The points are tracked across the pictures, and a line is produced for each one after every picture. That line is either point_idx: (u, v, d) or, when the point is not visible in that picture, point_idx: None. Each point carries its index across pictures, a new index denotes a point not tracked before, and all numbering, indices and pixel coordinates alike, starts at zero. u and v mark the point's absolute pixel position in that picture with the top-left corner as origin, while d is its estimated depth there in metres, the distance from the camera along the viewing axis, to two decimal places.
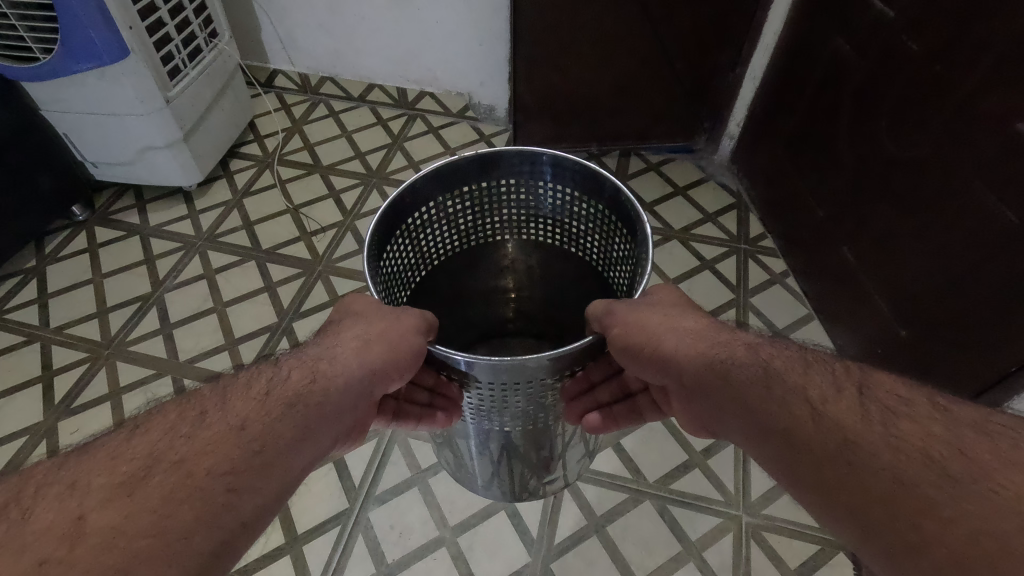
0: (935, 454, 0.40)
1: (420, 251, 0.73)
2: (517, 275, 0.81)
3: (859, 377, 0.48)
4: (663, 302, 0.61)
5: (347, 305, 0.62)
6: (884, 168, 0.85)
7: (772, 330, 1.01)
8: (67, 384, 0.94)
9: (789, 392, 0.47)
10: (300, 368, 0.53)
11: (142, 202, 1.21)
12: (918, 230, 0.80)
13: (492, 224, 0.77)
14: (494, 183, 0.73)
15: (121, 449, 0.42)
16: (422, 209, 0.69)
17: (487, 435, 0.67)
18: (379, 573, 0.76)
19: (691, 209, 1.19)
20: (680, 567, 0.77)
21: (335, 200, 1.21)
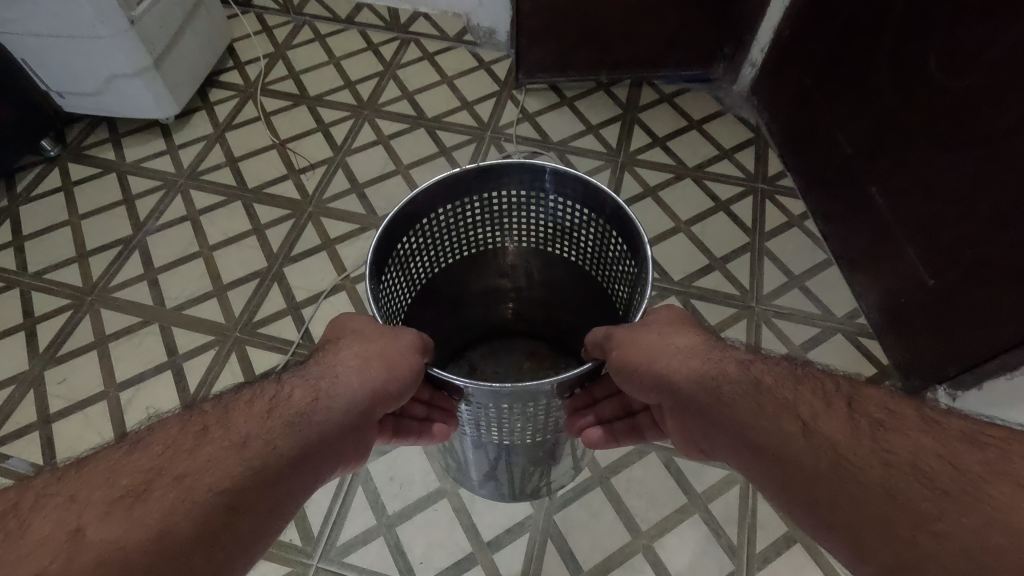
0: (927, 468, 0.38)
1: (417, 273, 0.66)
2: (518, 284, 0.75)
3: (846, 394, 0.45)
4: (661, 321, 0.56)
5: (341, 321, 0.57)
6: (928, 118, 0.77)
7: (788, 277, 0.96)
8: (51, 332, 0.90)
9: (778, 408, 0.45)
10: (290, 385, 0.48)
11: (116, 136, 1.12)
12: (954, 186, 0.74)
13: (496, 238, 0.70)
14: (493, 199, 0.66)
15: (126, 464, 0.39)
16: (422, 223, 0.62)
17: (486, 446, 0.62)
18: (381, 524, 0.75)
19: (706, 144, 1.11)
20: (686, 520, 0.76)
21: (324, 134, 1.12)
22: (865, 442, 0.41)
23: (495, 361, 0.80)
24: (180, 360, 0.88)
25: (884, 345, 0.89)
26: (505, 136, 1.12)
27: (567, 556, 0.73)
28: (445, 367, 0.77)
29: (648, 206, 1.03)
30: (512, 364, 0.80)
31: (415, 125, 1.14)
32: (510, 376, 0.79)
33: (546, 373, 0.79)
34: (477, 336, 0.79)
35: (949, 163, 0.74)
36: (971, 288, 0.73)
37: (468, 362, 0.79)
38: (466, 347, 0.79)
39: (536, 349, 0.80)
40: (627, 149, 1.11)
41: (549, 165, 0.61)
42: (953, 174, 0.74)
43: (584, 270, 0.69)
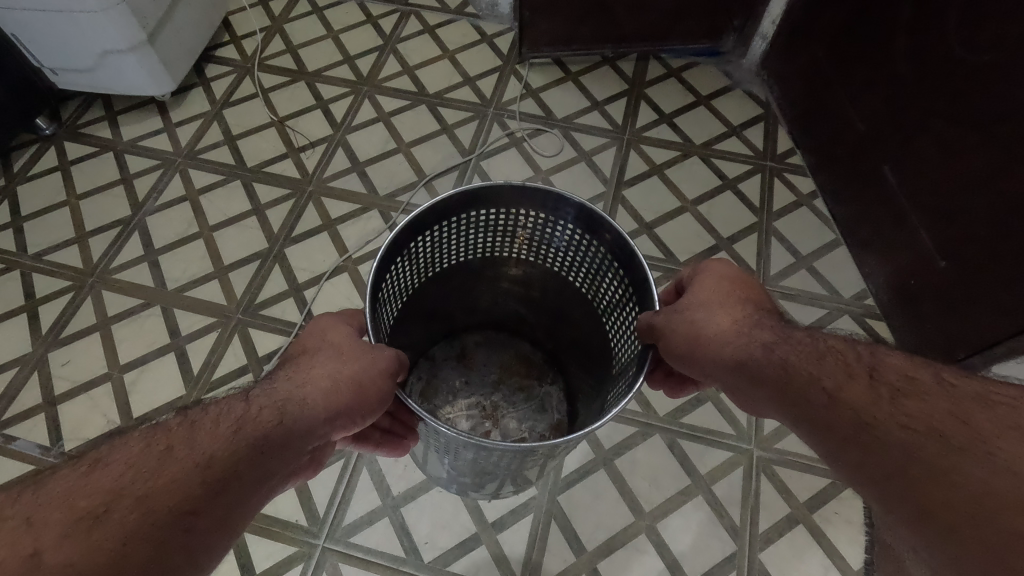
0: (942, 429, 0.37)
1: (428, 266, 0.64)
2: (520, 295, 0.74)
3: (866, 361, 0.44)
4: (701, 296, 0.56)
5: (308, 336, 0.56)
6: (947, 97, 0.74)
7: (796, 257, 0.95)
8: (54, 314, 0.89)
9: (807, 378, 0.45)
10: (249, 401, 0.46)
11: (112, 113, 1.10)
12: (970, 164, 0.72)
13: (512, 252, 0.68)
14: (524, 217, 0.63)
15: (86, 480, 0.37)
16: (436, 228, 0.60)
17: (460, 469, 0.61)
18: (385, 505, 0.75)
19: (713, 121, 1.09)
20: (689, 501, 0.76)
21: (323, 111, 1.10)
22: (893, 405, 0.40)
23: (489, 353, 0.80)
24: (183, 342, 0.87)
25: (890, 323, 0.88)
26: (508, 112, 1.10)
27: (569, 536, 0.74)
28: (435, 347, 0.77)
29: (654, 184, 1.02)
30: (502, 362, 0.80)
31: (416, 102, 1.11)
32: (495, 373, 0.79)
33: (529, 383, 0.79)
34: (480, 328, 0.80)
35: (967, 143, 0.72)
36: (989, 267, 0.71)
37: (459, 348, 0.79)
38: (466, 335, 0.79)
39: (530, 355, 0.80)
40: (633, 126, 1.08)
41: (592, 206, 0.58)
42: (970, 153, 0.72)
43: (590, 308, 0.67)
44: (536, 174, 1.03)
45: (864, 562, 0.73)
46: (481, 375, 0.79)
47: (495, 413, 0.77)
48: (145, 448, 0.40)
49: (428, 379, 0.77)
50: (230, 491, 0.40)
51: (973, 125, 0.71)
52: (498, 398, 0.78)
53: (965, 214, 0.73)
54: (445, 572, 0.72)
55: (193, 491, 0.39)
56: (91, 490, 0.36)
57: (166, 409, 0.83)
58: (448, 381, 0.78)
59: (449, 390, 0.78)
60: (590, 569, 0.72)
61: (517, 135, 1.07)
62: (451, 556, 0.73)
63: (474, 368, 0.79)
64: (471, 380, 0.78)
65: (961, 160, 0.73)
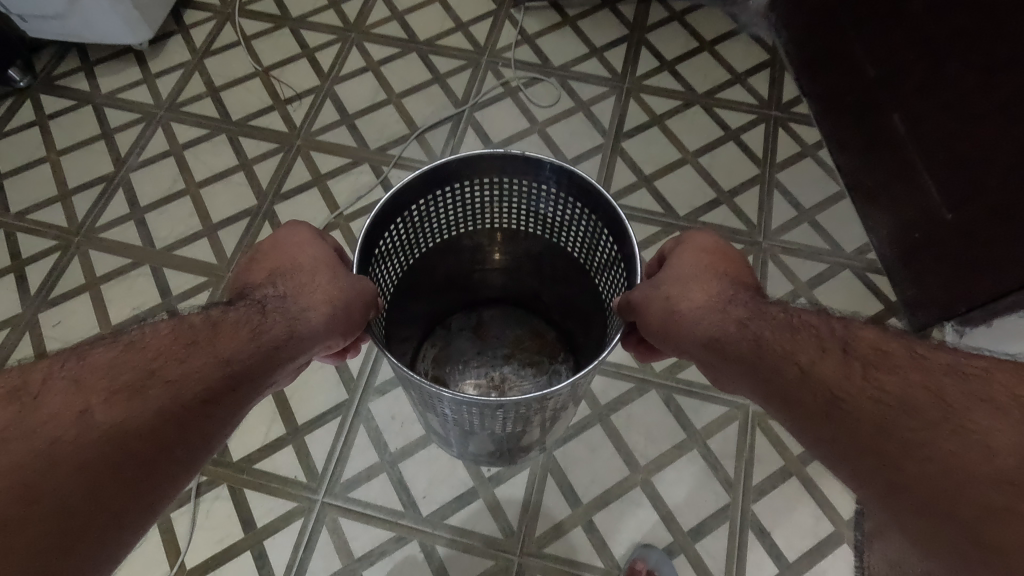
0: (913, 401, 0.37)
1: (429, 234, 0.63)
2: (528, 270, 0.71)
3: (839, 335, 0.44)
4: (680, 269, 0.55)
5: (295, 245, 0.54)
6: (965, 41, 0.69)
7: (798, 211, 0.93)
8: (42, 274, 0.88)
9: (778, 357, 0.44)
10: (248, 315, 0.47)
11: (88, 64, 1.05)
12: (980, 120, 0.68)
13: (518, 227, 0.66)
14: (534, 189, 0.61)
15: (71, 439, 0.36)
16: (433, 196, 0.59)
17: (472, 437, 0.59)
18: (383, 461, 0.76)
19: (717, 68, 1.05)
20: (684, 455, 0.77)
21: (309, 60, 1.05)
22: (864, 379, 0.40)
23: (503, 327, 0.76)
24: (174, 301, 0.86)
25: (892, 280, 0.87)
26: (502, 60, 1.05)
27: (566, 490, 0.75)
28: (451, 318, 0.75)
29: (654, 135, 0.98)
30: (513, 335, 0.76)
31: (406, 50, 1.06)
32: (506, 346, 0.75)
33: (541, 362, 0.74)
34: (497, 306, 0.76)
35: (980, 95, 0.68)
36: (986, 229, 0.70)
37: (471, 323, 0.76)
38: (481, 309, 0.76)
39: (544, 332, 0.75)
40: (633, 74, 1.04)
41: (591, 179, 0.55)
42: (982, 105, 0.68)
43: (593, 284, 0.65)
44: (532, 126, 0.99)
45: (854, 512, 0.74)
46: (496, 345, 0.75)
47: (503, 382, 0.74)
48: (170, 339, 0.43)
49: (445, 345, 0.75)
50: (240, 392, 0.45)
51: (990, 73, 0.67)
52: (507, 370, 0.74)
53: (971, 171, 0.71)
54: (444, 524, 0.73)
55: (189, 392, 0.41)
56: (129, 368, 0.40)
57: None
58: (458, 354, 0.75)
59: (460, 360, 0.74)
60: (586, 520, 0.73)
61: (513, 85, 1.03)
62: (449, 509, 0.74)
63: (487, 341, 0.75)
64: (485, 350, 0.75)
65: (972, 113, 0.69)
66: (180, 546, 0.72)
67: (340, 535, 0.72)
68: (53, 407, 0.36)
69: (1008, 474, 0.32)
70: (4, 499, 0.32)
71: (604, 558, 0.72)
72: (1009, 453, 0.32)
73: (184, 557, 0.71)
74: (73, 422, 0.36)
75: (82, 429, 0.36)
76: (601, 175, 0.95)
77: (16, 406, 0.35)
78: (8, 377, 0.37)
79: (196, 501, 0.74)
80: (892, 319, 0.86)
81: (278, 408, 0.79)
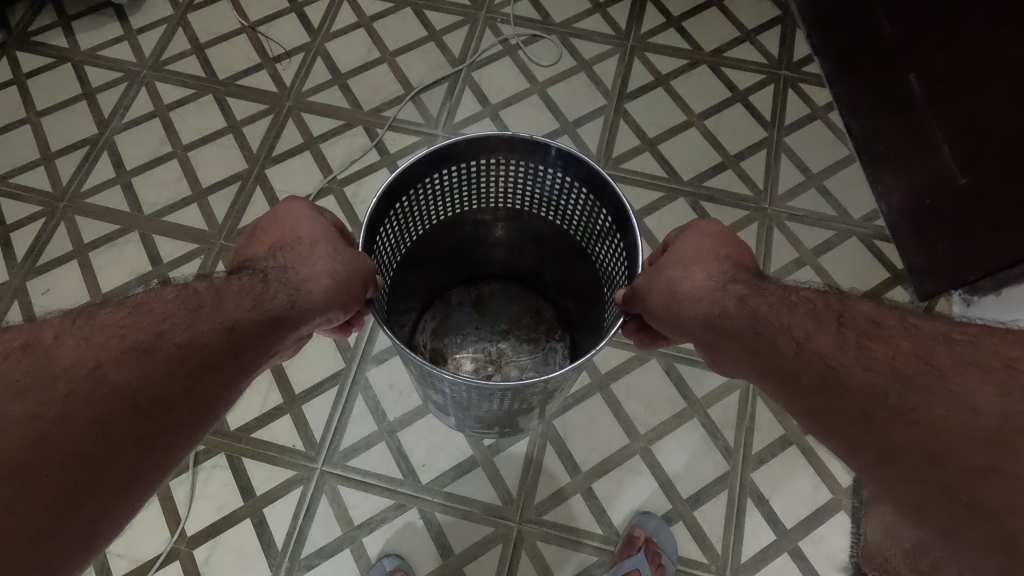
0: (905, 369, 0.36)
1: (433, 211, 0.61)
2: (530, 248, 0.69)
3: (835, 308, 0.42)
4: (682, 252, 0.52)
5: (292, 218, 0.52)
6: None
7: (806, 176, 0.90)
8: (28, 241, 0.85)
9: (774, 332, 0.43)
10: (246, 285, 0.45)
11: (65, 19, 1.00)
12: (1000, 83, 0.65)
13: (521, 207, 0.64)
14: (539, 172, 0.59)
15: (81, 397, 0.34)
16: (439, 175, 0.57)
17: (469, 411, 0.58)
18: (382, 430, 0.75)
19: (726, 26, 1.00)
20: (684, 423, 0.76)
21: (298, 15, 1.00)
22: (858, 351, 0.38)
23: (502, 303, 0.74)
24: (166, 269, 0.84)
25: (899, 247, 0.85)
26: (501, 16, 1.00)
27: (566, 459, 0.75)
28: (451, 293, 0.74)
29: (658, 96, 0.95)
30: (512, 312, 0.74)
31: (400, 4, 1.01)
32: (506, 321, 0.74)
33: (539, 339, 0.73)
34: (497, 283, 0.74)
35: (1008, 52, 0.63)
36: (1004, 197, 0.67)
37: (468, 299, 0.74)
38: (481, 284, 0.74)
39: (543, 310, 0.74)
40: (638, 30, 0.99)
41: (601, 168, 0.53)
42: (1009, 63, 0.64)
43: (595, 270, 0.63)
44: (532, 86, 0.95)
45: (852, 480, 0.74)
46: (496, 320, 0.74)
47: (499, 357, 0.72)
48: (176, 304, 0.41)
49: (445, 315, 0.73)
50: (246, 359, 0.42)
51: (1019, 28, 0.62)
52: (507, 345, 0.73)
53: (991, 135, 0.67)
54: (442, 492, 0.73)
55: (197, 354, 0.39)
56: (138, 328, 0.38)
57: None
58: (457, 330, 0.73)
59: (458, 335, 0.73)
60: (585, 489, 0.73)
61: (512, 42, 0.98)
62: (448, 477, 0.74)
63: (487, 316, 0.74)
64: (485, 324, 0.74)
65: (998, 73, 0.65)
66: (179, 513, 0.72)
67: (340, 503, 0.72)
68: (63, 362, 0.35)
69: (995, 434, 0.31)
70: (17, 451, 0.31)
71: (603, 525, 0.72)
72: (997, 414, 0.32)
73: (185, 525, 0.71)
74: (85, 378, 0.35)
75: (93, 384, 0.35)
76: (603, 138, 0.92)
77: (27, 361, 0.34)
78: (17, 331, 0.35)
79: (194, 469, 0.73)
80: (898, 288, 0.84)
81: (275, 377, 0.78)
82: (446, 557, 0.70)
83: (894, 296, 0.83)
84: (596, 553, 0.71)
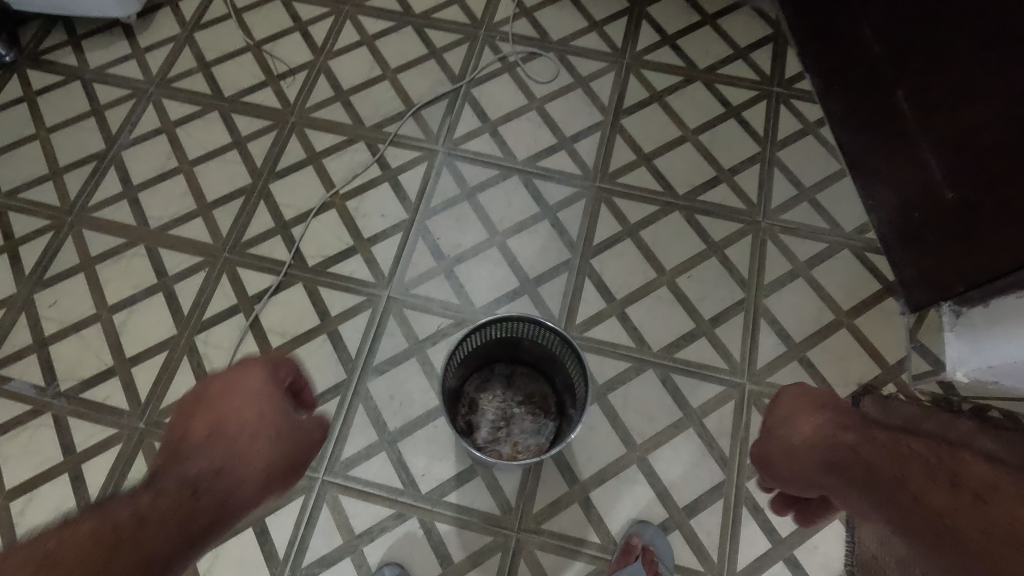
0: (969, 521, 0.38)
1: (478, 352, 0.74)
2: (543, 379, 0.78)
3: (934, 459, 0.44)
4: (793, 410, 0.59)
5: (246, 394, 0.50)
6: (976, 12, 0.66)
7: (798, 189, 0.92)
8: (36, 254, 0.87)
9: (871, 477, 0.47)
10: (178, 497, 0.43)
11: (75, 38, 1.02)
12: (984, 103, 0.67)
13: (542, 356, 0.75)
14: (545, 333, 0.71)
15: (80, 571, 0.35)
16: (482, 331, 0.71)
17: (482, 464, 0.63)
18: (383, 440, 0.77)
19: (719, 44, 1.03)
20: (681, 433, 0.77)
21: (302, 34, 1.03)
22: (928, 479, 0.42)
23: (530, 382, 0.79)
24: (171, 281, 0.86)
25: (890, 259, 0.86)
26: (500, 34, 1.03)
27: (564, 468, 0.76)
28: (494, 363, 0.79)
29: (653, 112, 0.97)
30: (533, 390, 0.78)
31: (401, 23, 1.04)
32: (523, 396, 0.78)
33: (541, 418, 0.77)
34: (531, 367, 0.79)
35: (989, 73, 0.66)
36: (990, 209, 0.68)
37: (504, 372, 0.79)
38: (519, 364, 0.79)
39: (547, 397, 0.78)
40: (634, 48, 1.02)
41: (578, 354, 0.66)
42: (992, 80, 0.66)
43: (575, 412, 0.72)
44: (530, 103, 0.98)
45: None
46: (523, 395, 0.78)
47: (510, 422, 0.77)
48: (95, 538, 0.37)
49: (487, 378, 0.79)
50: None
51: (999, 52, 0.64)
52: (519, 414, 0.77)
53: (977, 152, 0.69)
54: (443, 501, 0.74)
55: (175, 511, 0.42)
56: (96, 533, 0.38)
57: (158, 349, 0.82)
58: (490, 391, 0.78)
59: (490, 394, 0.78)
60: (582, 498, 0.74)
61: (511, 60, 1.01)
62: (448, 487, 0.75)
63: (512, 388, 0.78)
64: (513, 394, 0.78)
65: (983, 88, 0.67)
66: None
67: (341, 512, 0.73)
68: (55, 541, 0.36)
69: None
70: None
71: (601, 534, 0.73)
72: None
73: None
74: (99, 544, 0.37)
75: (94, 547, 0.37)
76: (599, 153, 0.94)
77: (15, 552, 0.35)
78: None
79: None
80: (889, 299, 0.86)
81: None
82: (446, 566, 0.71)
83: (885, 308, 0.85)
84: (594, 561, 0.72)
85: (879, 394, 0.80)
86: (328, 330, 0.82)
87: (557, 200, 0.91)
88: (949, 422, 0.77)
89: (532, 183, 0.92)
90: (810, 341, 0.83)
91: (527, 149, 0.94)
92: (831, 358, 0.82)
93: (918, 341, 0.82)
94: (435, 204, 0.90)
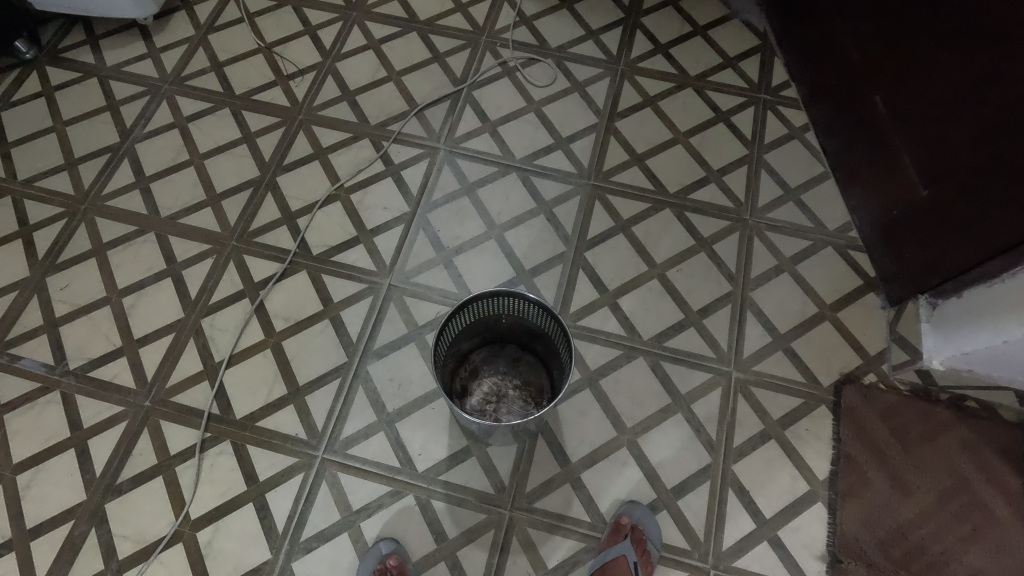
0: None
1: (494, 324, 0.78)
2: (545, 371, 0.81)
3: None
4: None
5: None
6: (944, 21, 0.71)
7: (784, 190, 0.96)
8: (49, 239, 0.90)
9: None
10: None
11: (94, 38, 1.07)
12: (952, 104, 0.71)
13: (549, 348, 0.78)
14: (553, 324, 0.74)
15: None
16: (502, 304, 0.75)
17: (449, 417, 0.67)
18: (381, 420, 0.79)
19: (709, 53, 1.08)
20: (670, 418, 0.80)
21: (312, 38, 1.08)
22: None
23: (532, 371, 0.81)
24: (180, 268, 0.89)
25: (872, 256, 0.90)
26: (501, 40, 1.07)
27: (557, 450, 0.78)
28: (506, 343, 0.82)
29: (646, 116, 1.01)
30: (533, 379, 0.81)
31: (406, 29, 1.09)
32: (523, 381, 0.81)
33: (529, 405, 0.80)
34: (538, 359, 0.81)
35: (956, 77, 0.70)
36: (965, 200, 0.71)
37: (512, 354, 0.82)
38: (527, 352, 0.82)
39: (543, 390, 0.80)
40: (628, 56, 1.07)
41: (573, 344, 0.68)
42: (961, 81, 0.70)
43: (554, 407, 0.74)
44: (529, 105, 1.02)
45: (830, 473, 0.78)
46: (522, 381, 0.81)
47: (501, 400, 0.80)
48: None
49: (495, 353, 0.82)
50: None
51: (965, 56, 0.69)
52: (513, 395, 0.80)
53: (948, 151, 0.73)
54: (439, 480, 0.76)
55: None
56: None
57: (166, 331, 0.84)
58: (493, 366, 0.82)
59: (492, 370, 0.82)
60: (573, 478, 0.77)
61: (510, 65, 1.05)
62: (443, 467, 0.77)
63: (516, 369, 0.82)
64: (513, 376, 0.81)
65: (955, 88, 0.71)
66: (185, 498, 0.75)
67: (339, 489, 0.75)
68: None
69: None
70: None
71: (592, 513, 0.75)
72: None
73: (189, 508, 0.75)
74: None
75: None
76: (594, 153, 0.98)
77: None
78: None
79: (200, 455, 0.77)
80: (871, 294, 0.89)
81: (280, 369, 0.82)
82: (441, 542, 0.73)
83: (867, 302, 0.89)
84: (585, 539, 0.74)
85: (860, 383, 0.83)
86: (330, 315, 0.85)
87: (553, 196, 0.94)
88: (925, 410, 0.82)
89: (529, 180, 0.95)
90: (795, 332, 0.86)
91: (525, 148, 0.98)
92: (815, 348, 0.85)
93: (897, 333, 0.85)
94: (435, 198, 0.94)
